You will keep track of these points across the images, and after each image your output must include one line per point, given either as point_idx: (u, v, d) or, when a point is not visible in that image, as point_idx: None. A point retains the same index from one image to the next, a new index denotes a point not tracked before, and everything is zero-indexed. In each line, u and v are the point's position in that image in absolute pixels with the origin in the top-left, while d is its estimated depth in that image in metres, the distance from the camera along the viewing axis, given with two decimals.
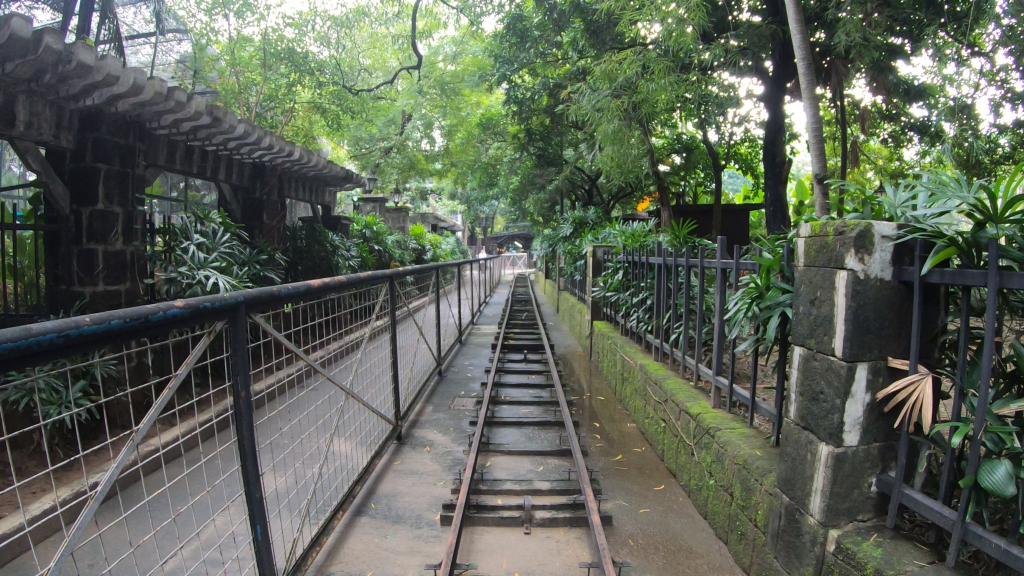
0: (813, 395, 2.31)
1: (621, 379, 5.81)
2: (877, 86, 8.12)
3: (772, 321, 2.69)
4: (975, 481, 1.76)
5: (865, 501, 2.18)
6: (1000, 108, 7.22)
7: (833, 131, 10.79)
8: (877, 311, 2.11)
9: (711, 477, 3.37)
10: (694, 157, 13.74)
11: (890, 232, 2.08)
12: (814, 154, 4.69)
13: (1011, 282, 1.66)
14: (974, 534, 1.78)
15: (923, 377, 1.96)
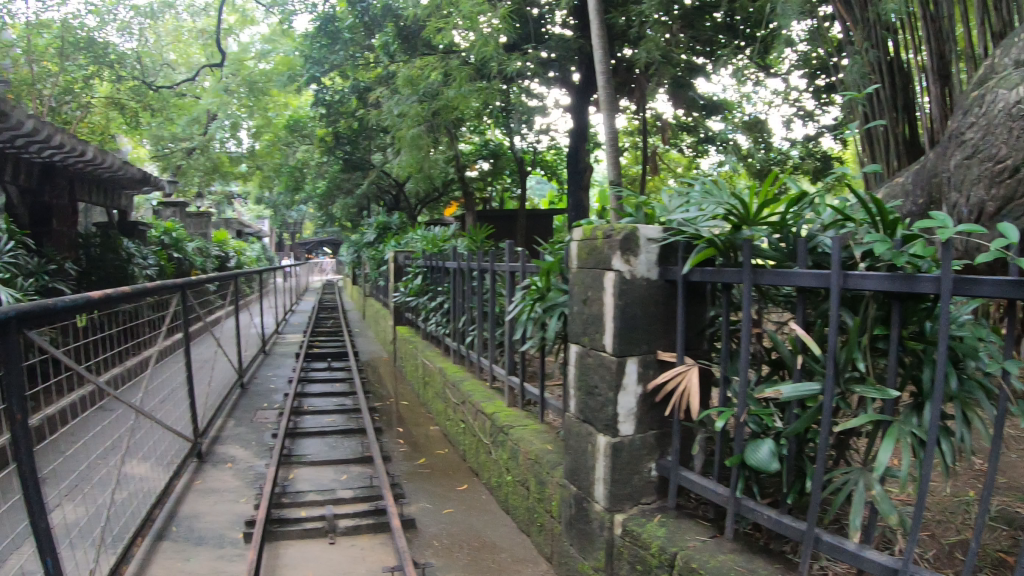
0: (588, 390, 2.45)
1: (423, 383, 5.85)
2: (676, 100, 8.76)
3: (553, 322, 2.84)
4: (742, 460, 1.91)
5: (647, 485, 2.33)
6: (791, 124, 7.95)
7: (634, 141, 11.43)
8: (643, 308, 2.27)
9: (508, 474, 3.48)
10: (501, 164, 13.99)
11: (655, 235, 2.25)
12: (610, 162, 4.96)
13: (763, 278, 1.83)
14: (746, 507, 1.95)
15: (689, 367, 2.13)
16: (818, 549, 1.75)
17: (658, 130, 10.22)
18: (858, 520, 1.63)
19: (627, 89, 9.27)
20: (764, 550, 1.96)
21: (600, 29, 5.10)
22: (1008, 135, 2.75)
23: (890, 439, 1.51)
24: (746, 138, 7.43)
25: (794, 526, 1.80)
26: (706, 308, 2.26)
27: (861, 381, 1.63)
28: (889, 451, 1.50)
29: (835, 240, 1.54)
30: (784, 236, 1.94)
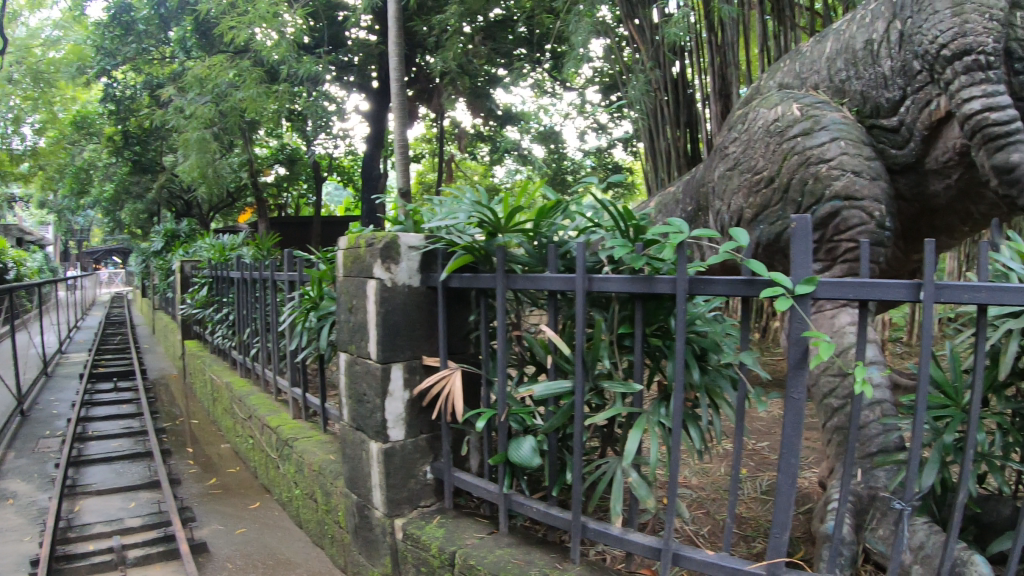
0: (358, 397, 2.55)
1: (212, 399, 5.60)
2: (472, 108, 8.98)
3: (323, 330, 3.22)
4: (506, 458, 2.03)
5: (423, 488, 2.46)
6: (583, 136, 8.39)
7: (430, 148, 11.55)
8: (405, 314, 2.39)
9: (296, 487, 3.41)
10: (297, 170, 13.59)
11: (416, 244, 2.38)
12: (399, 174, 4.92)
13: (515, 283, 1.92)
14: (516, 502, 2.06)
15: (452, 371, 2.23)
16: (586, 536, 1.87)
17: (455, 137, 10.38)
18: (619, 507, 1.75)
19: (426, 96, 9.38)
20: (539, 541, 2.08)
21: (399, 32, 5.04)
22: (765, 147, 2.45)
23: (637, 430, 1.59)
24: (542, 147, 7.75)
25: (563, 517, 1.91)
26: (465, 314, 2.41)
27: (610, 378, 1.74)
28: (637, 441, 1.59)
29: (580, 246, 1.63)
30: (539, 242, 2.03)
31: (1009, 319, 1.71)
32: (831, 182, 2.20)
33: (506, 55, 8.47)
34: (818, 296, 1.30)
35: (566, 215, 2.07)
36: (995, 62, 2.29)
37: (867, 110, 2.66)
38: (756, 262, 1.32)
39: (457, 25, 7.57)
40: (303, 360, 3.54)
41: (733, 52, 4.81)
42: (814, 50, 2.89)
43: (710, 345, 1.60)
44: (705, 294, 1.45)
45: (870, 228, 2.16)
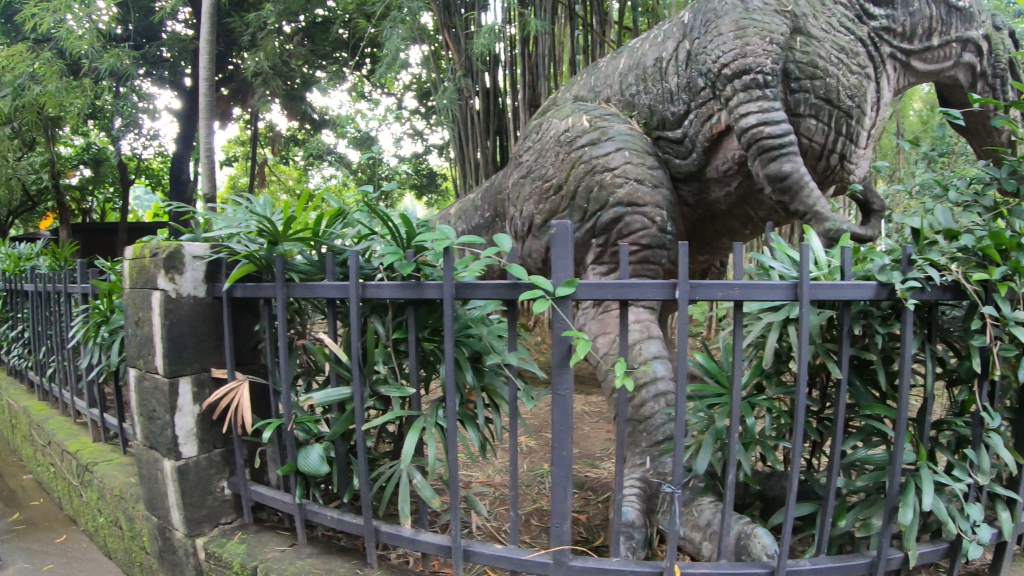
0: (148, 414, 2.41)
1: (7, 426, 5.10)
2: (289, 111, 8.76)
3: (114, 345, 3.04)
4: (295, 468, 2.12)
5: (222, 504, 2.40)
6: (400, 141, 8.41)
7: (246, 151, 11.12)
8: (190, 326, 2.30)
9: (101, 515, 3.17)
10: (103, 174, 12.67)
11: (201, 253, 2.30)
12: (205, 170, 4.69)
13: (295, 291, 2.06)
14: (311, 512, 2.14)
15: (240, 383, 2.24)
16: (379, 539, 1.98)
17: (272, 139, 10.07)
18: (406, 508, 1.92)
19: (242, 96, 9.04)
20: (339, 549, 2.13)
21: (209, 29, 4.79)
22: (555, 155, 2.50)
23: (414, 433, 1.80)
24: (357, 151, 7.74)
25: (355, 524, 2.02)
26: (254, 323, 2.39)
27: (386, 382, 1.96)
28: (414, 443, 1.80)
29: (353, 257, 1.82)
30: (318, 251, 2.14)
31: (770, 315, 1.65)
32: (615, 190, 2.31)
33: (325, 58, 8.35)
34: (579, 296, 1.37)
35: (344, 225, 2.18)
36: (771, 81, 2.44)
37: (654, 123, 2.76)
38: (517, 266, 1.43)
39: (273, 25, 7.40)
40: (96, 377, 3.32)
41: (544, 65, 5.02)
42: (609, 65, 2.96)
43: (484, 348, 1.72)
44: (470, 299, 1.61)
45: (651, 232, 2.30)
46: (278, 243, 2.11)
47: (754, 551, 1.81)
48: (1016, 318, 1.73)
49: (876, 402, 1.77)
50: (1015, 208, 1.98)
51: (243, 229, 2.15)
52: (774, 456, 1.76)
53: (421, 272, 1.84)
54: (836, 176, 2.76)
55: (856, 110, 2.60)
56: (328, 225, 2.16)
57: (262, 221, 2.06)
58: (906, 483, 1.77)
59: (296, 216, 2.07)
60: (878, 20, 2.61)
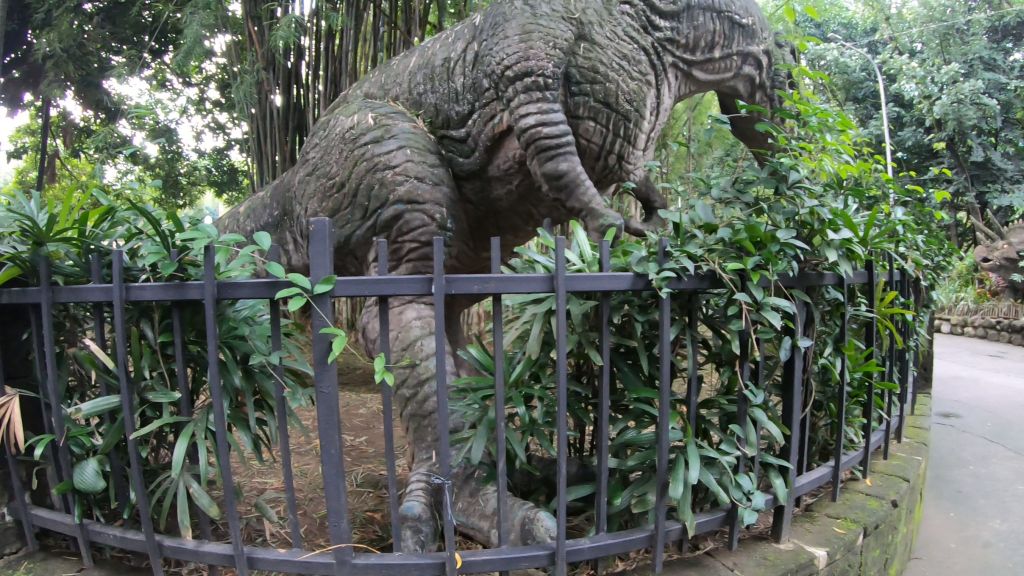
0: None
1: None
2: (81, 100, 8.13)
3: None
4: (71, 486, 1.98)
5: (5, 532, 2.16)
6: (202, 136, 8.05)
7: (33, 142, 10.22)
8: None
9: None
10: None
11: None
12: None
13: (60, 295, 1.90)
14: (94, 532, 2.02)
15: (11, 398, 2.05)
16: (163, 555, 1.90)
17: (63, 130, 9.32)
18: (186, 519, 1.85)
19: (29, 81, 8.29)
20: (127, 568, 2.05)
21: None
22: (339, 152, 2.48)
23: (184, 438, 1.78)
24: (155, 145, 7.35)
25: (139, 540, 1.92)
26: (20, 331, 2.20)
27: (154, 389, 1.88)
28: (184, 448, 1.78)
29: (113, 256, 1.71)
30: (84, 252, 1.99)
31: (533, 308, 1.71)
32: (396, 187, 2.33)
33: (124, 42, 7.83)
34: (337, 293, 1.42)
35: (112, 225, 2.06)
36: (551, 84, 2.53)
37: (439, 122, 2.80)
38: (275, 266, 1.50)
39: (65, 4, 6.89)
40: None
41: (348, 62, 4.97)
42: (400, 63, 2.96)
43: (253, 350, 1.75)
44: (232, 297, 1.60)
45: (431, 229, 2.34)
46: (43, 245, 1.95)
47: (537, 535, 1.83)
48: (768, 303, 1.86)
49: (643, 385, 1.85)
50: (773, 205, 2.14)
51: None
52: (546, 440, 1.77)
53: (186, 273, 1.83)
54: (614, 175, 2.90)
55: (633, 114, 2.75)
56: (94, 225, 2.03)
57: (24, 220, 1.89)
58: (674, 459, 1.86)
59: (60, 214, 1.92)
60: (662, 32, 2.79)
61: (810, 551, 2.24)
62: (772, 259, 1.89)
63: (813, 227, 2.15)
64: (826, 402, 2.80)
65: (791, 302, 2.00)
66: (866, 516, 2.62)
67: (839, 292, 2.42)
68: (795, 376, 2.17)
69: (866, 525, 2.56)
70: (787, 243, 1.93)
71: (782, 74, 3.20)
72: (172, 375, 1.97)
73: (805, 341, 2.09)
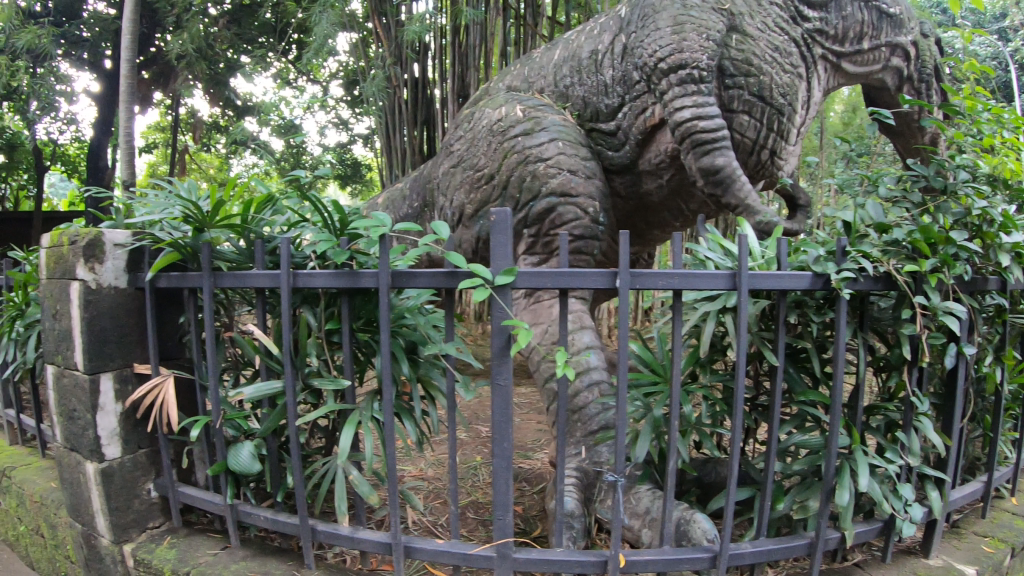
0: (69, 415, 2.34)
1: None
2: (212, 97, 8.52)
3: (30, 341, 3.02)
4: (224, 467, 2.00)
5: (150, 508, 2.34)
6: (322, 132, 8.29)
7: (167, 139, 10.84)
8: (111, 319, 2.23)
9: (20, 522, 3.18)
10: (13, 159, 11.91)
11: (122, 241, 2.23)
12: (124, 160, 4.55)
13: (223, 281, 1.92)
14: (243, 513, 2.06)
15: (165, 379, 2.15)
16: (315, 539, 1.92)
17: (193, 127, 9.76)
18: (343, 507, 1.81)
19: (164, 81, 8.75)
20: (276, 550, 2.11)
21: (132, 9, 4.57)
22: (486, 145, 2.50)
23: (351, 427, 1.73)
24: (279, 140, 7.61)
25: (290, 523, 1.95)
26: (178, 314, 2.30)
27: (320, 375, 1.84)
28: (351, 437, 1.73)
29: (283, 244, 1.71)
30: (247, 237, 1.97)
31: (706, 304, 1.80)
32: (549, 180, 2.33)
33: (252, 41, 8.19)
34: (518, 285, 1.42)
35: (276, 211, 2.07)
36: (706, 76, 2.48)
37: (587, 114, 2.79)
38: (456, 256, 1.49)
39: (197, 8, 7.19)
40: (10, 374, 3.30)
41: (473, 57, 4.98)
42: (543, 56, 2.96)
43: (421, 339, 1.75)
44: (408, 286, 1.59)
45: (584, 222, 2.34)
46: (204, 230, 1.98)
47: (694, 536, 1.81)
48: (944, 308, 1.79)
49: (810, 388, 1.86)
50: (940, 205, 2.01)
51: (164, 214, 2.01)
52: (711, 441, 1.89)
53: (355, 261, 1.79)
54: (765, 171, 2.84)
55: (786, 108, 2.67)
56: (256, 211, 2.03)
57: (188, 207, 1.93)
58: (841, 466, 1.81)
59: (223, 202, 1.92)
60: (810, 23, 2.69)
61: (959, 568, 2.09)
62: (948, 262, 1.81)
63: (983, 229, 2.02)
64: (981, 415, 2.64)
65: (965, 306, 1.89)
66: (1016, 536, 2.45)
67: (1002, 297, 2.26)
68: (957, 384, 2.05)
69: (1016, 547, 2.39)
70: (961, 246, 1.83)
71: (931, 66, 3.04)
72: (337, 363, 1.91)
73: (971, 348, 1.97)
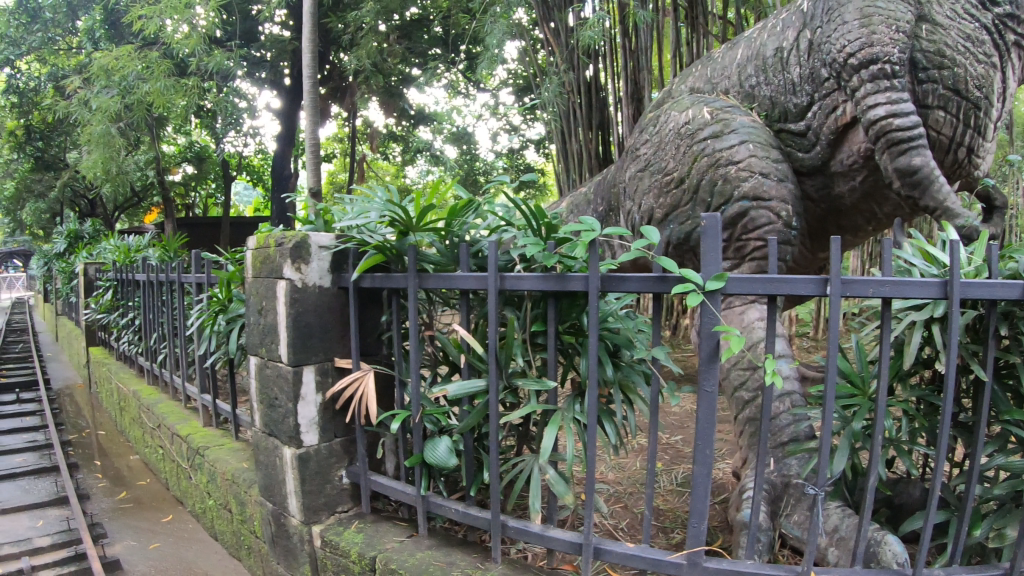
0: (270, 402, 2.53)
1: (120, 409, 5.59)
2: (388, 108, 8.92)
3: (233, 333, 3.27)
4: (422, 459, 2.09)
5: (340, 493, 2.46)
6: (496, 138, 8.48)
7: (345, 148, 11.45)
8: (315, 315, 2.38)
9: (210, 498, 3.47)
10: (206, 168, 12.99)
11: (327, 243, 2.37)
12: (311, 168, 4.84)
13: (429, 282, 2.01)
14: (435, 504, 2.12)
15: (365, 372, 2.28)
16: (505, 534, 1.94)
17: (370, 136, 10.26)
18: (537, 504, 1.84)
19: (340, 95, 9.26)
20: (460, 541, 2.13)
21: (313, 28, 4.86)
22: (676, 148, 2.59)
23: (553, 426, 1.75)
24: (452, 147, 7.87)
25: (482, 517, 1.99)
26: (379, 313, 2.43)
27: (523, 375, 1.89)
28: (553, 436, 1.75)
29: (491, 247, 1.77)
30: (450, 241, 2.08)
31: (912, 313, 1.73)
32: (741, 183, 2.36)
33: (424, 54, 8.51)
34: (730, 290, 1.44)
35: (479, 214, 2.14)
36: (898, 70, 2.34)
37: (776, 115, 2.74)
38: (670, 261, 1.48)
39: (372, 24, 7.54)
40: (211, 364, 3.60)
41: (646, 60, 4.94)
42: (726, 55, 2.95)
43: (624, 342, 1.77)
44: (617, 290, 1.60)
45: (777, 227, 2.33)
46: (410, 233, 2.10)
47: (883, 559, 1.71)
48: None
49: (1018, 407, 1.72)
50: None
51: (370, 218, 2.12)
52: (909, 458, 1.81)
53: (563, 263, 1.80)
54: (963, 170, 2.64)
55: (983, 102, 2.48)
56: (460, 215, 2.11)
57: (394, 211, 2.04)
58: None
59: (425, 207, 2.02)
60: (1001, 7, 2.48)
61: None
62: None
63: None
64: None
65: None
66: None
67: None
68: None
69: None
70: None
71: None
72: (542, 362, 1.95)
73: None
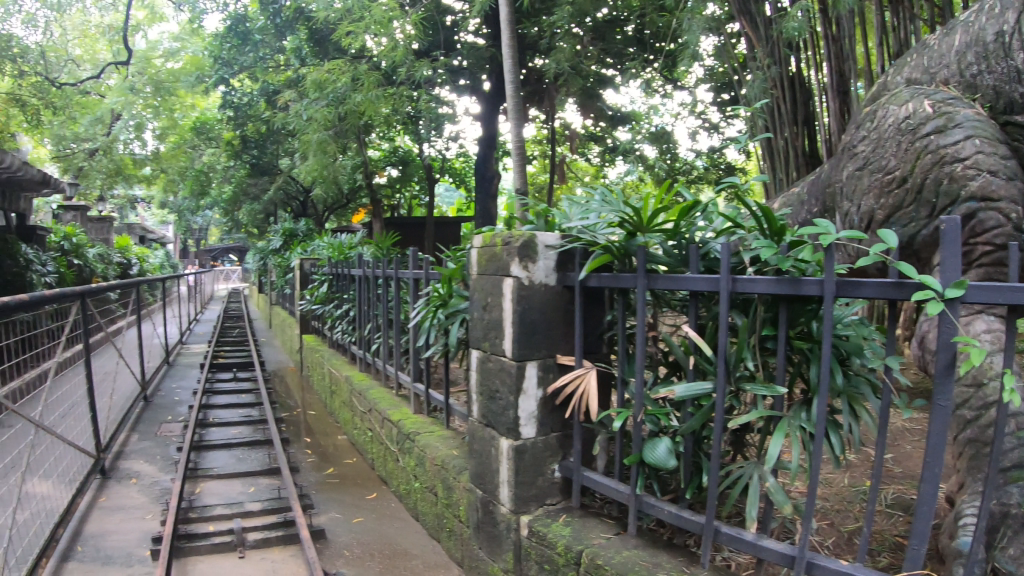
0: (490, 394, 2.64)
1: (331, 393, 6.04)
2: (587, 110, 8.99)
3: (454, 326, 3.41)
4: (640, 458, 2.10)
5: (551, 486, 2.52)
6: (696, 137, 8.31)
7: (544, 149, 11.68)
8: (541, 313, 2.46)
9: (416, 480, 3.67)
10: (409, 171, 13.70)
11: (553, 243, 2.44)
12: (515, 170, 4.97)
13: (657, 283, 2.00)
14: (647, 504, 2.12)
15: (587, 371, 2.32)
16: (717, 540, 1.91)
17: (569, 137, 10.39)
18: (755, 511, 1.80)
19: (537, 98, 9.44)
20: (668, 545, 2.11)
21: (512, 34, 5.00)
22: (897, 145, 2.62)
23: (780, 434, 1.70)
24: (651, 147, 7.80)
25: (695, 520, 1.96)
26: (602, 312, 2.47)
27: (751, 379, 1.86)
28: (779, 444, 1.70)
29: (724, 249, 1.74)
30: (679, 242, 2.09)
31: None
32: (968, 182, 2.36)
33: (619, 56, 8.51)
34: (968, 300, 1.34)
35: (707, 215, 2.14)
36: None
37: (1001, 106, 2.82)
38: (907, 266, 1.39)
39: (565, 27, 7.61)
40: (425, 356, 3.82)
41: (851, 48, 4.67)
42: (941, 42, 3.00)
43: (854, 349, 1.69)
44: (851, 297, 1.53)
45: (1006, 230, 2.29)
46: (638, 235, 2.14)
47: None
48: None
49: None
50: None
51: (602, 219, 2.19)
52: None
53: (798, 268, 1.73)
54: None
55: None
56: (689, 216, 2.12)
57: (627, 213, 2.11)
58: None
59: (656, 207, 2.05)
60: None
61: None
62: None
63: None
64: None
65: None
66: None
67: None
68: None
69: None
70: None
71: None
72: (768, 367, 1.90)
73: None
